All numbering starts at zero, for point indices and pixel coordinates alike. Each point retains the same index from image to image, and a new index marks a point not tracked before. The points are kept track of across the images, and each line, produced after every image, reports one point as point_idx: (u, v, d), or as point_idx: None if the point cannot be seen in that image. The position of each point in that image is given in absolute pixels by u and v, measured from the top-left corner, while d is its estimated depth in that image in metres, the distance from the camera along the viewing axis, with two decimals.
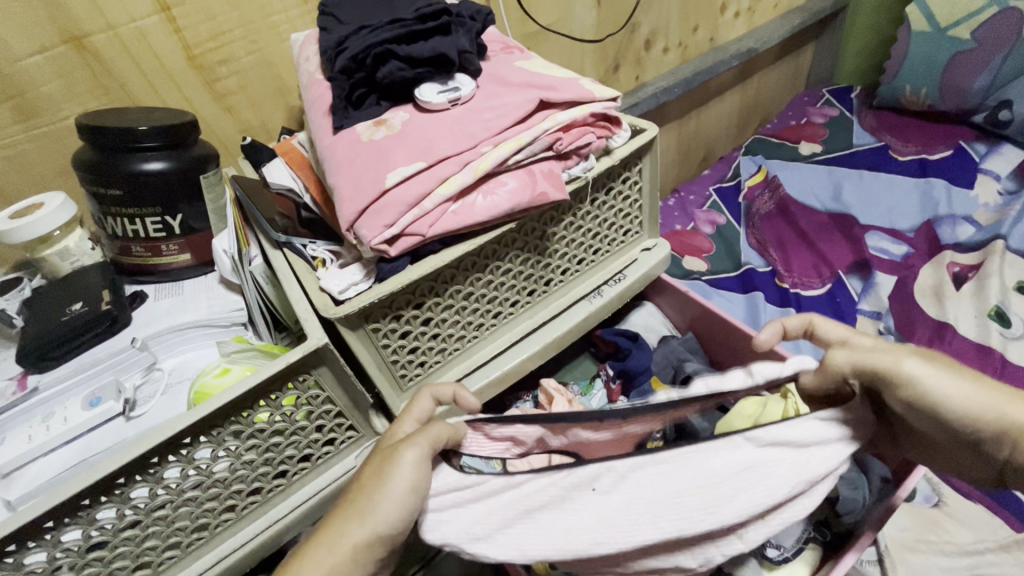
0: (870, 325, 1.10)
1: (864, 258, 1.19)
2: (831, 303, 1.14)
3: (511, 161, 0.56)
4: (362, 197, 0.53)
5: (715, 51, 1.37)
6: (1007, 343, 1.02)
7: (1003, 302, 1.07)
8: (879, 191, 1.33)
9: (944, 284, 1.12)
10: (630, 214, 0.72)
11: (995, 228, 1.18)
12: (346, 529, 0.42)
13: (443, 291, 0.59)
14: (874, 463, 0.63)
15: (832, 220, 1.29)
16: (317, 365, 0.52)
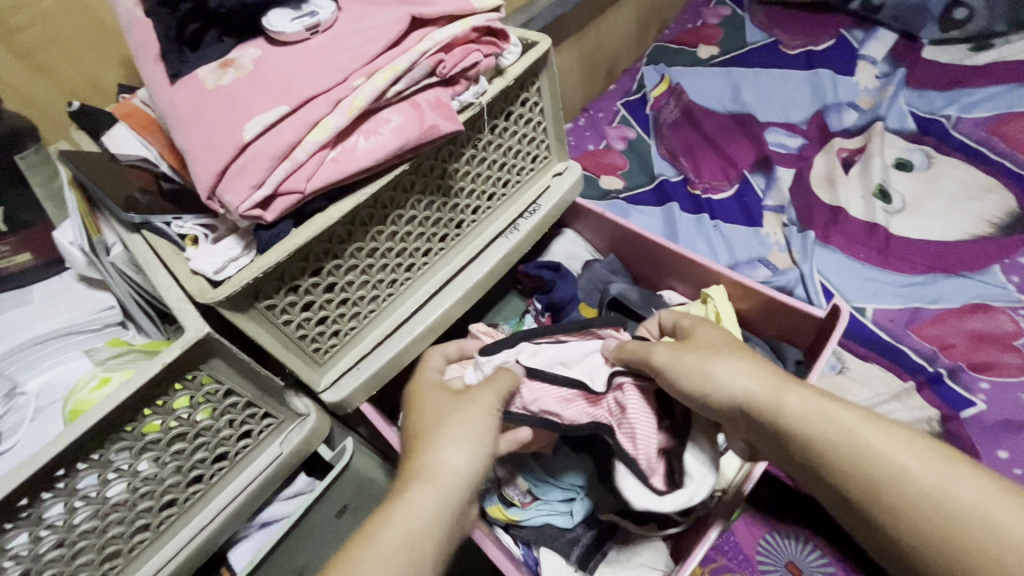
0: (775, 220, 1.15)
1: (766, 155, 1.23)
2: (739, 204, 1.19)
3: (390, 94, 0.48)
4: (218, 156, 0.44)
5: None
6: (890, 218, 1.12)
7: (885, 181, 1.16)
8: (773, 88, 1.36)
9: (835, 171, 1.19)
10: (535, 139, 0.68)
11: (875, 111, 1.26)
12: (423, 462, 0.45)
13: (341, 252, 0.53)
14: (789, 349, 0.63)
15: (735, 121, 1.31)
16: (208, 360, 0.45)
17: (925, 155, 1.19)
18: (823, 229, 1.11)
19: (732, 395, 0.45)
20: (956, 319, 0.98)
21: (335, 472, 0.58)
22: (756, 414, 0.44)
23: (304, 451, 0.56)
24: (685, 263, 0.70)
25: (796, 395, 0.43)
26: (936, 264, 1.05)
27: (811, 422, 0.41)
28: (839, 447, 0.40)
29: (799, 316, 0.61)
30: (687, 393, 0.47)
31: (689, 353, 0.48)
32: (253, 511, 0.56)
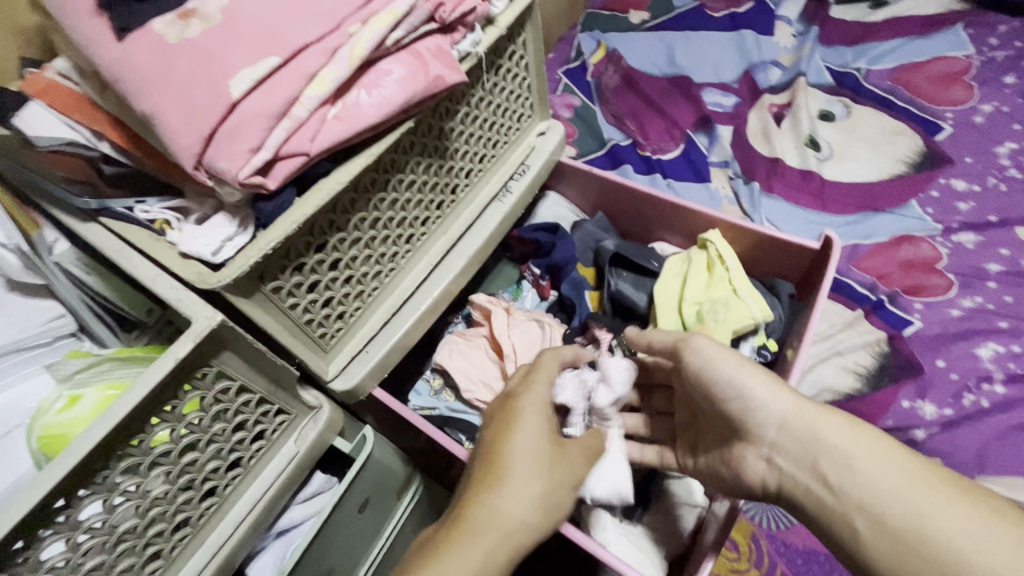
0: (722, 175, 1.16)
1: (706, 114, 1.23)
2: (689, 164, 1.18)
3: (390, 41, 0.44)
4: (204, 118, 0.39)
5: None
6: (822, 165, 1.14)
7: (813, 131, 1.18)
8: (703, 48, 1.35)
9: (769, 126, 1.20)
10: (521, 96, 0.65)
11: (796, 68, 1.28)
12: (499, 502, 0.43)
13: (345, 224, 0.48)
14: (781, 283, 0.67)
15: (672, 84, 1.29)
16: (218, 355, 0.39)
17: (844, 106, 1.21)
18: (766, 180, 1.13)
19: (779, 409, 0.49)
20: (888, 251, 1.01)
21: (357, 464, 0.53)
22: (795, 424, 0.48)
23: (321, 445, 0.52)
24: (676, 211, 0.71)
25: (842, 423, 0.47)
26: (867, 204, 1.08)
27: (851, 438, 0.46)
28: (872, 466, 0.44)
29: (793, 248, 0.65)
30: (724, 393, 0.51)
31: (731, 351, 0.51)
32: (272, 519, 0.50)
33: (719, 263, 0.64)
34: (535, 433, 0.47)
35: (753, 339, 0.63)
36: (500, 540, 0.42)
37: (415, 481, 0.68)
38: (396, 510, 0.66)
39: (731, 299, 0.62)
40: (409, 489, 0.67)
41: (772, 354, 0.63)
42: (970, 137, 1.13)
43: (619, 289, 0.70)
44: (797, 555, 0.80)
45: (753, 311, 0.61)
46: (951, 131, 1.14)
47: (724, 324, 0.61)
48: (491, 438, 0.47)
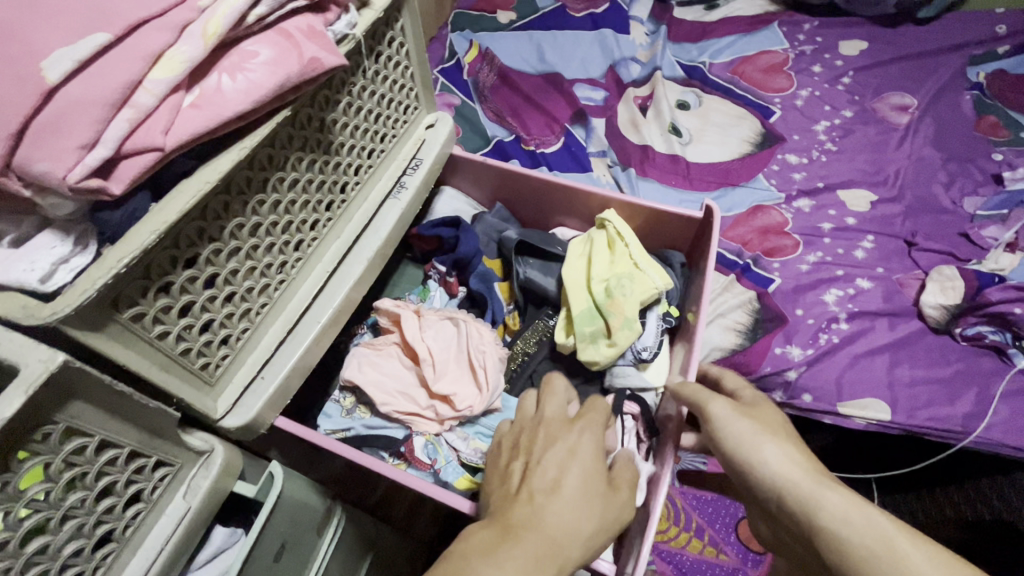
0: (601, 164, 1.19)
1: (579, 107, 1.26)
2: (570, 155, 1.20)
3: (252, 19, 0.39)
4: (7, 110, 0.30)
5: None
6: (686, 149, 1.20)
7: (674, 119, 1.24)
8: (570, 47, 1.39)
9: (636, 116, 1.25)
10: (404, 86, 0.62)
11: (653, 63, 1.35)
12: (548, 513, 0.37)
13: (218, 232, 0.42)
14: (673, 254, 0.72)
15: (546, 80, 1.31)
16: (64, 407, 0.31)
17: (696, 95, 1.28)
18: (640, 164, 1.17)
19: (771, 478, 0.42)
20: (746, 219, 1.07)
21: (267, 507, 0.46)
22: (790, 495, 0.41)
23: (217, 495, 0.44)
24: (571, 195, 0.73)
25: (836, 497, 0.39)
26: (724, 180, 1.14)
27: (843, 522, 0.37)
28: (868, 560, 0.35)
29: (681, 218, 0.70)
30: (731, 463, 0.45)
31: (747, 419, 0.46)
32: None
33: (619, 240, 0.67)
34: (594, 451, 0.42)
35: (658, 308, 0.67)
36: (547, 554, 0.36)
37: (337, 514, 0.61)
38: (319, 549, 0.59)
39: (635, 272, 0.65)
40: (332, 521, 0.60)
41: (674, 320, 0.69)
42: (797, 117, 1.22)
43: (527, 277, 0.72)
44: (708, 505, 0.90)
45: (655, 281, 0.64)
46: (780, 114, 1.23)
47: (632, 297, 0.63)
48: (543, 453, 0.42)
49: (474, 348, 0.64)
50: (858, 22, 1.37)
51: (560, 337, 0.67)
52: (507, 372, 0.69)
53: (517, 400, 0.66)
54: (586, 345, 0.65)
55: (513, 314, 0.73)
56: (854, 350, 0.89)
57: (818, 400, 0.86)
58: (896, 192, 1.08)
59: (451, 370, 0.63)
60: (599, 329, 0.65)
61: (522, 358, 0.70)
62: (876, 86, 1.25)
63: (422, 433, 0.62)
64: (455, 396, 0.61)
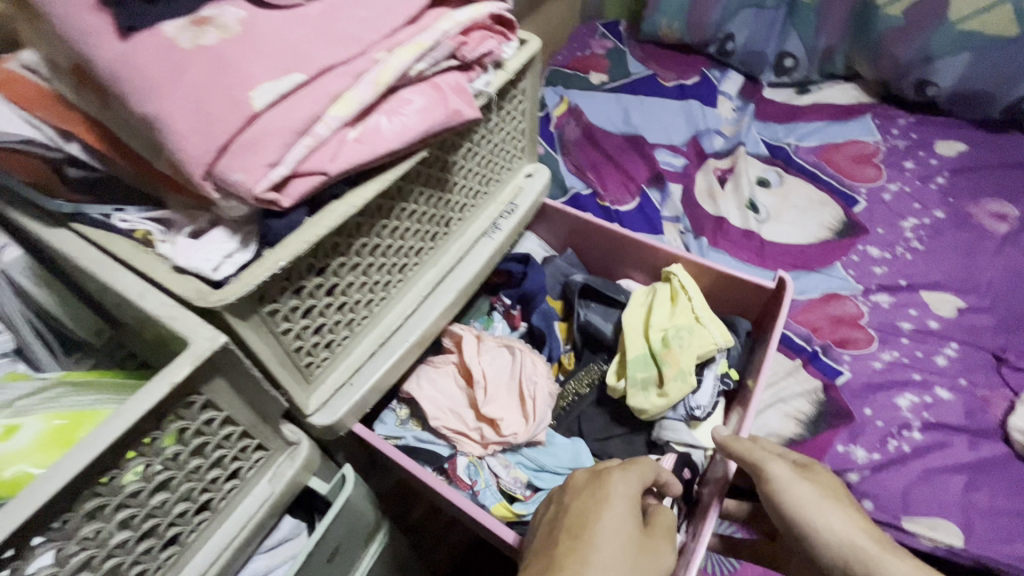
0: (673, 228, 1.21)
1: (658, 171, 1.29)
2: (643, 215, 1.23)
3: (413, 72, 0.45)
4: (219, 128, 0.37)
5: None
6: (762, 226, 1.20)
7: (753, 195, 1.25)
8: (656, 112, 1.43)
9: (715, 186, 1.27)
10: (515, 138, 0.68)
11: (737, 137, 1.37)
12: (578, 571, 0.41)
13: (348, 248, 0.47)
14: (739, 320, 0.72)
15: (628, 142, 1.36)
16: (210, 382, 0.36)
17: (778, 175, 1.29)
18: (713, 234, 1.18)
19: (829, 536, 0.49)
20: (819, 306, 1.04)
21: (335, 509, 0.49)
22: (856, 560, 0.48)
23: (296, 486, 0.47)
24: (642, 248, 0.76)
25: (894, 559, 0.46)
26: (799, 262, 1.13)
27: None
28: None
29: (750, 285, 0.70)
30: (791, 522, 0.52)
31: (805, 482, 0.52)
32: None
33: (683, 294, 0.69)
34: (621, 516, 0.45)
35: (716, 368, 0.67)
36: None
37: (382, 529, 0.63)
38: (361, 560, 0.61)
39: (695, 326, 0.67)
40: (378, 535, 0.62)
41: (733, 382, 0.68)
42: (883, 212, 1.20)
43: (587, 320, 0.74)
44: None
45: (715, 337, 0.66)
46: (866, 205, 1.21)
47: (688, 349, 0.65)
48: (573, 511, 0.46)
49: (527, 378, 0.66)
50: (960, 125, 1.34)
51: (611, 380, 0.68)
52: (555, 410, 0.72)
53: (562, 438, 0.67)
54: (636, 392, 0.65)
55: (570, 355, 0.76)
56: (926, 463, 0.84)
57: (882, 510, 0.81)
58: (987, 303, 1.03)
59: (501, 397, 0.65)
60: (652, 377, 0.66)
61: (572, 398, 0.72)
62: (973, 191, 1.21)
63: (466, 453, 0.64)
64: (502, 422, 0.63)
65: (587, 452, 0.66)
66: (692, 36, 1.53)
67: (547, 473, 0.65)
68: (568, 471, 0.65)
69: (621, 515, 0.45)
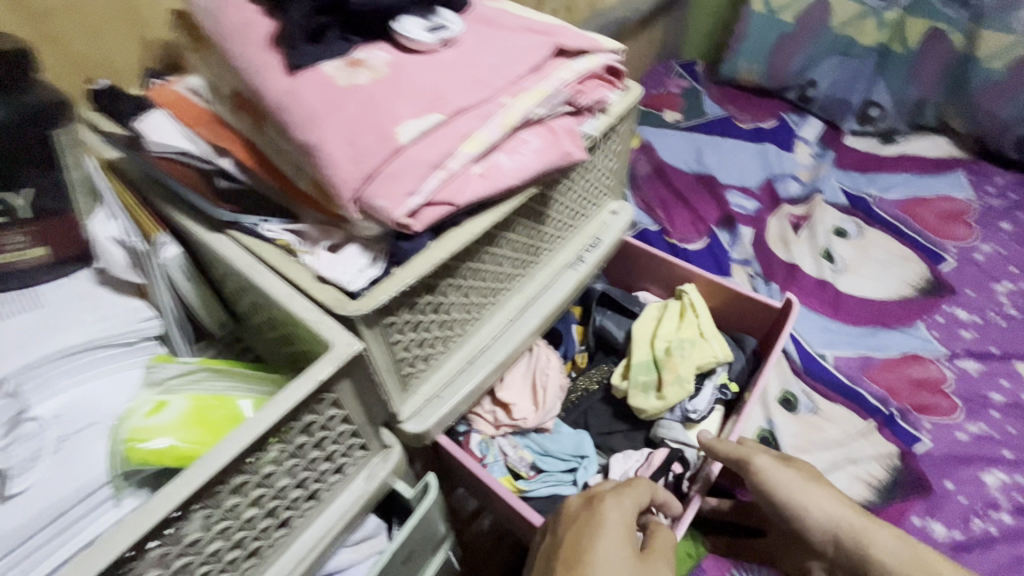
0: (741, 271, 1.19)
1: (729, 214, 1.28)
2: (710, 255, 1.22)
3: (533, 116, 0.49)
4: (370, 158, 0.41)
5: (594, 17, 1.43)
6: (837, 277, 1.16)
7: (829, 245, 1.21)
8: (729, 153, 1.41)
9: (787, 232, 1.24)
10: (606, 178, 0.71)
11: (814, 184, 1.34)
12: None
13: (457, 271, 0.50)
14: (747, 340, 0.80)
15: (700, 181, 1.36)
16: (340, 382, 0.40)
17: (857, 226, 1.25)
18: (784, 282, 1.15)
19: (814, 512, 0.59)
20: (899, 366, 0.99)
21: (417, 514, 0.52)
22: (843, 531, 0.58)
23: (386, 487, 0.51)
24: (671, 270, 0.84)
25: (874, 526, 0.57)
26: (878, 318, 1.08)
27: (892, 553, 0.55)
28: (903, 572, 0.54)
29: (763, 308, 0.78)
30: (782, 506, 0.61)
31: (789, 469, 0.61)
32: (320, 564, 0.48)
33: (691, 311, 0.78)
34: (620, 541, 0.48)
35: (715, 378, 0.75)
36: None
37: (447, 543, 0.65)
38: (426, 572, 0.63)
39: (698, 340, 0.75)
40: (443, 547, 0.64)
41: (731, 394, 0.76)
42: (972, 272, 1.14)
43: (603, 325, 0.82)
44: None
45: (716, 350, 0.74)
46: (954, 264, 1.15)
47: (688, 359, 0.73)
48: (572, 537, 0.49)
49: (540, 370, 0.72)
50: None
51: (616, 380, 0.77)
52: (565, 402, 0.79)
53: (568, 428, 0.75)
54: (637, 392, 0.74)
55: (583, 354, 0.83)
56: (1016, 549, 0.77)
57: None
58: None
59: (517, 384, 0.71)
60: (652, 380, 0.74)
61: (581, 392, 0.80)
62: None
63: (478, 431, 0.71)
64: (514, 406, 0.70)
65: (590, 443, 0.73)
66: (771, 81, 1.51)
67: (551, 457, 0.72)
68: (570, 458, 0.71)
69: (619, 540, 0.48)
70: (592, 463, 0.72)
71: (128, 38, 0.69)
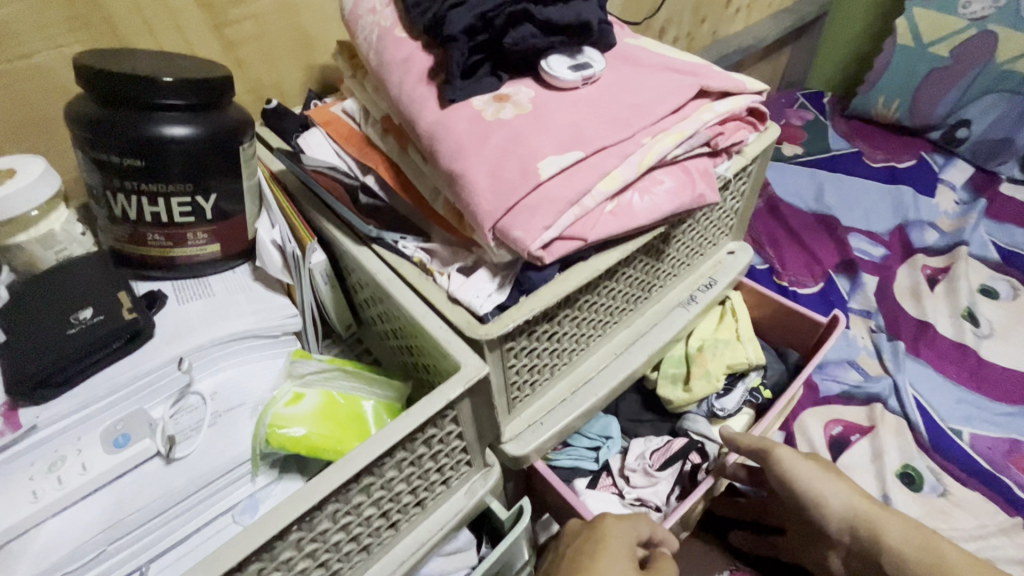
0: (862, 324, 1.09)
1: (851, 258, 1.17)
2: (825, 301, 1.12)
3: (669, 156, 0.49)
4: (513, 191, 0.43)
5: (716, 45, 1.40)
6: (981, 342, 1.05)
7: (973, 304, 1.10)
8: (856, 193, 1.30)
9: (921, 285, 1.12)
10: (728, 217, 0.68)
11: (957, 234, 1.19)
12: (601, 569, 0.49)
13: (575, 303, 0.51)
14: (789, 354, 0.86)
15: (817, 220, 1.26)
16: (462, 401, 0.42)
17: (1010, 287, 1.13)
18: (912, 341, 1.05)
19: (831, 499, 0.61)
20: None
21: (510, 537, 0.53)
22: (859, 519, 0.59)
23: (484, 504, 0.52)
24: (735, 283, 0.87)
25: (887, 514, 0.59)
26: None
27: (903, 539, 0.57)
28: (909, 556, 0.56)
29: (808, 324, 0.83)
30: (801, 494, 0.62)
31: (808, 461, 0.63)
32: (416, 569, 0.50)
33: (731, 315, 0.79)
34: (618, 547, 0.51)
35: (747, 380, 0.79)
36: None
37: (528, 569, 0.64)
38: None
39: (733, 342, 0.77)
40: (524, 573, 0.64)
41: (762, 398, 0.79)
42: None
43: None
44: None
45: (748, 354, 0.76)
46: None
47: (720, 358, 0.75)
48: (582, 547, 0.52)
49: None
50: None
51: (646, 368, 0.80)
52: None
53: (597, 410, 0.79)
54: (665, 383, 0.77)
55: None
56: None
57: None
58: None
59: None
60: (681, 374, 0.77)
61: None
62: None
63: None
64: None
65: (616, 425, 0.78)
66: (911, 121, 1.38)
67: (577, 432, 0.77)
68: (595, 437, 0.77)
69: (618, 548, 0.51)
70: (615, 444, 0.77)
71: (296, 63, 0.78)
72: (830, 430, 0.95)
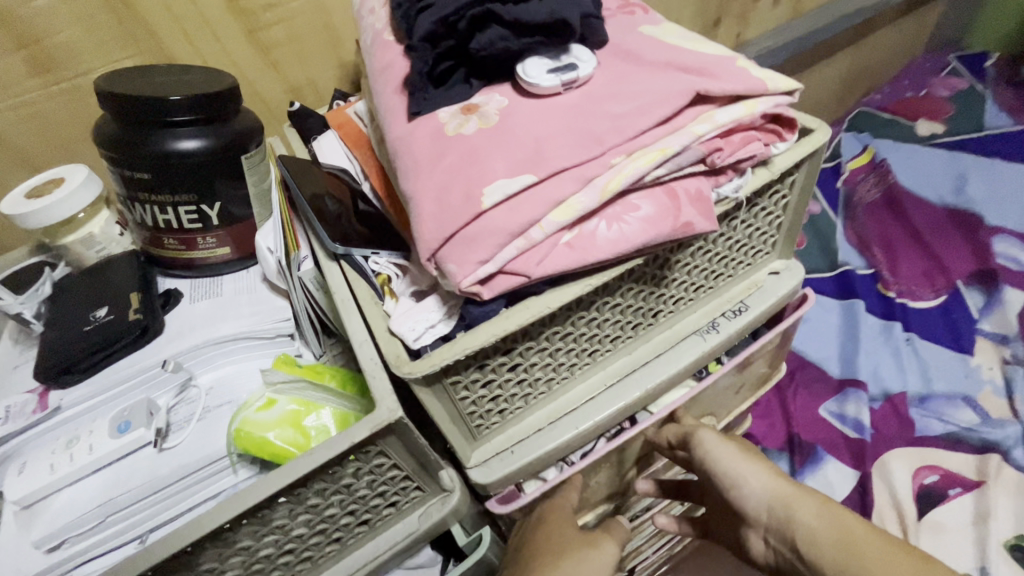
0: (991, 352, 0.89)
1: (989, 267, 0.95)
2: (944, 320, 0.93)
3: (648, 177, 0.42)
4: (452, 219, 0.40)
5: (832, 4, 1.16)
6: None
7: None
8: (1014, 184, 1.03)
9: None
10: (766, 234, 0.57)
11: None
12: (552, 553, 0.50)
13: (539, 334, 0.47)
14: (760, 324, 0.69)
15: (951, 218, 1.02)
16: (384, 438, 0.41)
17: None
18: None
19: (747, 485, 0.51)
20: None
21: (467, 563, 0.53)
22: (776, 504, 0.49)
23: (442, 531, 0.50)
24: None
25: (810, 498, 0.48)
26: None
27: (820, 525, 0.46)
28: (826, 543, 0.46)
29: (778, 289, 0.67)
30: (718, 479, 0.52)
31: (731, 444, 0.53)
32: None
33: None
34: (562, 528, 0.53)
35: None
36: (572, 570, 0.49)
37: None
38: None
39: None
40: None
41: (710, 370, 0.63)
42: None
43: None
44: None
45: None
46: None
47: None
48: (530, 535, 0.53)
49: None
50: None
51: None
52: None
53: None
54: None
55: None
56: None
57: None
58: None
59: None
60: None
61: None
62: None
63: None
64: None
65: None
66: None
67: None
68: None
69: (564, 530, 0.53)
70: None
71: (330, 59, 0.79)
72: (921, 478, 0.79)
